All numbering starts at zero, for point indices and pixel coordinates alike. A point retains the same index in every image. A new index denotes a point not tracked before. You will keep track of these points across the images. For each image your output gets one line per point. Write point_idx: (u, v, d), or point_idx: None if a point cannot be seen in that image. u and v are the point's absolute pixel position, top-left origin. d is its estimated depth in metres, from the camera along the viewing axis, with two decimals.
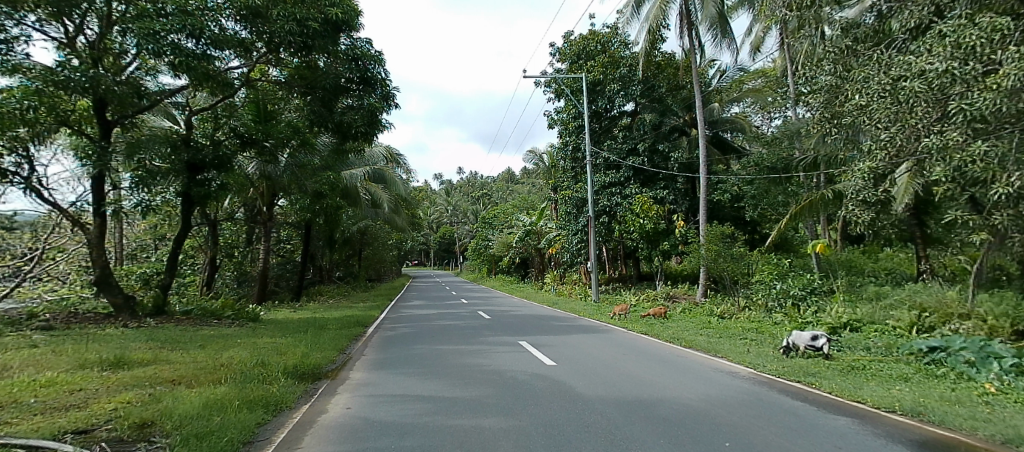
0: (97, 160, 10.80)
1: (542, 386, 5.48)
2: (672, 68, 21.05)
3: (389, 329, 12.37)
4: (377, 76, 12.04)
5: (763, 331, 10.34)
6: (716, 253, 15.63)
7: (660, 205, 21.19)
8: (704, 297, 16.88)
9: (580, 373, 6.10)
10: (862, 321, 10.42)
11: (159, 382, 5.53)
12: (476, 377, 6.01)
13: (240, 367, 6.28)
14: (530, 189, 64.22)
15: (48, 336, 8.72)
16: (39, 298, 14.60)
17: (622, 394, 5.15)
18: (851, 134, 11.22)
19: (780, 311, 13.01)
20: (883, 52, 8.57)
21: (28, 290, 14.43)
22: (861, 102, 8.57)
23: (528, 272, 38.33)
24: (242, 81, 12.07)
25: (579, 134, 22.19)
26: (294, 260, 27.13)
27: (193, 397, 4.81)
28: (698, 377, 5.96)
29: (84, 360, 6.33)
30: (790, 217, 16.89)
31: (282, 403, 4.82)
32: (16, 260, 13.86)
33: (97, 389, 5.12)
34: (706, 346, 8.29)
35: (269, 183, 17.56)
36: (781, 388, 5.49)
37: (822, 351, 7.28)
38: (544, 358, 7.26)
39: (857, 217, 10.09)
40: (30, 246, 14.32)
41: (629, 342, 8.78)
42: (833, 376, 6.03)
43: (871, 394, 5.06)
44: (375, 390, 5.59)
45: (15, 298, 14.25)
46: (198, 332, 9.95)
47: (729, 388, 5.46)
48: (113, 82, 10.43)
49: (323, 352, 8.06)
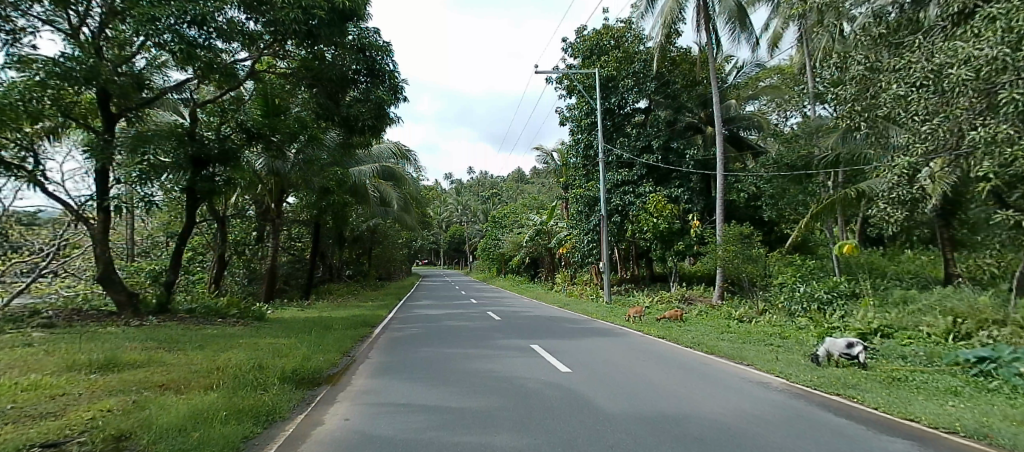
0: (101, 153, 10.54)
1: (559, 397, 5.06)
2: (687, 64, 20.55)
3: (397, 329, 12.04)
4: (385, 68, 11.71)
5: (788, 337, 9.79)
6: (735, 254, 15.06)
7: (675, 204, 20.61)
8: (721, 300, 16.31)
9: (598, 382, 5.69)
10: (894, 327, 9.81)
11: (147, 387, 5.20)
12: (485, 386, 5.60)
13: (236, 371, 5.94)
14: (540, 189, 63.75)
15: (47, 335, 8.44)
16: (55, 294, 14.61)
17: (645, 407, 4.75)
18: (881, 128, 10.64)
19: (804, 315, 12.44)
20: (925, 39, 8.03)
21: (45, 286, 14.55)
22: (901, 93, 8.06)
23: (537, 273, 37.86)
24: (247, 73, 11.79)
25: (591, 131, 21.74)
26: (302, 258, 26.88)
27: (180, 405, 4.47)
28: (727, 388, 5.54)
29: (73, 361, 6.02)
30: (811, 217, 16.15)
31: (276, 412, 4.46)
32: (33, 256, 13.89)
33: (80, 395, 4.79)
34: (731, 352, 7.83)
35: (278, 180, 17.30)
36: (819, 402, 5.06)
37: (857, 360, 6.83)
38: (559, 364, 6.84)
39: (889, 217, 9.41)
40: (46, 242, 14.36)
41: (646, 346, 8.36)
42: (875, 389, 5.54)
43: (925, 412, 4.63)
44: (377, 398, 5.20)
45: (32, 294, 14.40)
46: (199, 332, 9.62)
47: (764, 403, 5.01)
48: (114, 74, 10.17)
49: (324, 354, 7.69)
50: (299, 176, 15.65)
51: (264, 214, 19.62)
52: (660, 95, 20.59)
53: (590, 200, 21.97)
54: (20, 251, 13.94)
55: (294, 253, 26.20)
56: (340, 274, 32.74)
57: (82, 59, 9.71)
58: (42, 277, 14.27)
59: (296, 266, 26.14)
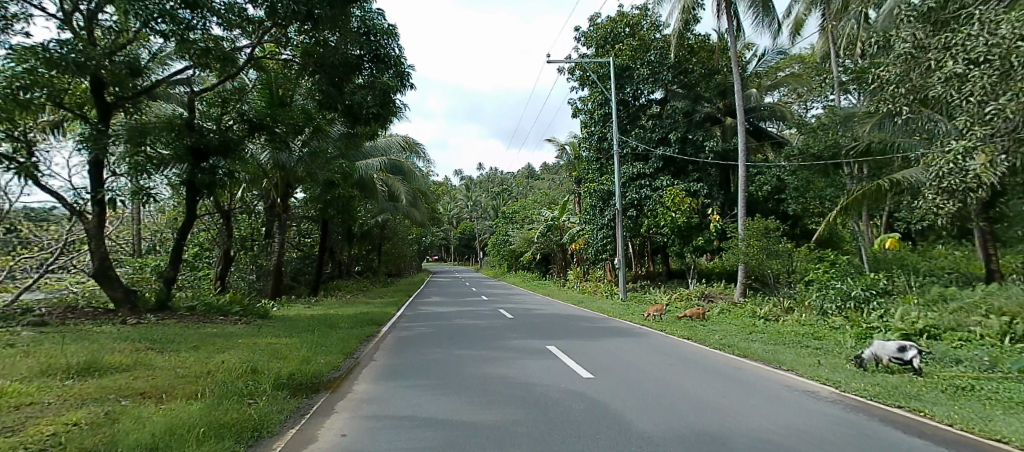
0: (95, 143, 10.08)
1: (584, 411, 4.46)
2: (705, 52, 19.79)
3: (405, 328, 11.51)
4: (390, 53, 11.08)
5: (824, 339, 9.10)
6: (760, 250, 14.24)
7: (694, 198, 19.62)
8: (743, 297, 15.61)
9: (625, 391, 5.08)
10: (942, 327, 9.09)
11: (126, 395, 4.66)
12: (500, 395, 5.03)
13: (225, 377, 5.37)
14: (552, 185, 62.90)
15: (37, 334, 8.02)
16: (68, 289, 14.41)
17: (683, 423, 4.14)
18: (924, 112, 9.87)
19: (839, 314, 11.71)
20: (986, 8, 7.25)
21: (56, 282, 14.34)
22: (959, 70, 7.34)
23: (549, 269, 37.29)
24: (247, 60, 11.31)
25: (605, 123, 21.05)
26: (311, 254, 26.51)
27: (156, 419, 3.90)
28: (772, 399, 4.89)
29: (48, 365, 5.49)
30: (840, 209, 15.28)
31: (263, 428, 3.89)
32: (43, 252, 13.68)
33: (48, 405, 4.26)
34: (767, 356, 7.16)
35: (284, 173, 16.83)
36: (881, 417, 4.41)
37: (911, 365, 6.14)
38: (579, 369, 6.25)
39: (940, 208, 8.70)
40: (56, 238, 14.15)
41: (671, 349, 7.76)
42: (941, 401, 4.84)
43: (1013, 431, 3.95)
44: (380, 410, 4.63)
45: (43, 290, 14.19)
46: (196, 332, 9.09)
47: (820, 419, 4.35)
48: (108, 59, 9.73)
49: (326, 357, 7.13)
50: (305, 168, 15.16)
51: (271, 209, 19.21)
52: (677, 85, 19.91)
53: (603, 194, 21.31)
54: (29, 247, 13.80)
55: (303, 249, 25.82)
56: (350, 271, 32.41)
57: (73, 44, 9.30)
58: (52, 273, 14.06)
59: (305, 262, 25.78)
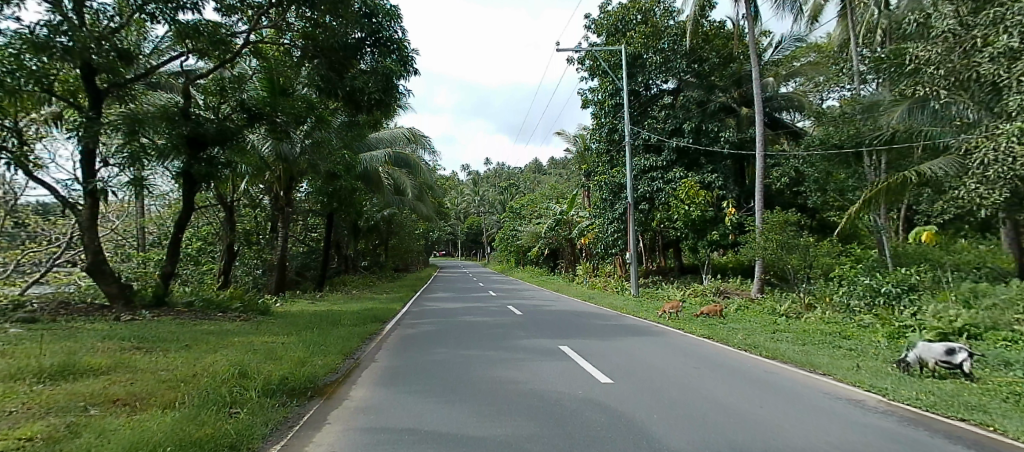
0: (86, 131, 9.67)
1: (604, 424, 3.97)
2: (720, 39, 19.05)
3: (411, 326, 11.04)
4: (393, 36, 10.40)
5: (854, 338, 8.55)
6: (779, 244, 13.53)
7: (709, 190, 18.98)
8: (760, 293, 15.00)
9: (650, 401, 4.57)
10: (983, 326, 8.45)
11: (96, 403, 4.21)
12: (511, 404, 4.55)
13: (209, 381, 4.91)
14: (560, 178, 61.85)
15: (26, 331, 7.69)
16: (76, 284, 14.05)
17: (720, 440, 3.61)
18: (964, 97, 9.17)
19: (867, 312, 11.12)
20: None
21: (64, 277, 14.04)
22: (1014, 45, 7.55)
23: (557, 264, 36.68)
24: (244, 45, 10.86)
25: (616, 113, 20.43)
26: (316, 249, 26.15)
27: (122, 434, 3.43)
28: (816, 411, 4.35)
29: (19, 367, 5.06)
30: (864, 202, 14.52)
31: (241, 445, 3.42)
32: (47, 245, 13.42)
33: (7, 415, 3.81)
34: (799, 358, 6.62)
35: (286, 165, 16.37)
36: (945, 433, 3.86)
37: (959, 369, 5.57)
38: (596, 373, 5.75)
39: (984, 198, 8.22)
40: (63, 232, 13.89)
41: (696, 350, 7.24)
42: (1010, 413, 4.29)
43: None
44: (378, 420, 4.17)
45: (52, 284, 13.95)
46: (190, 330, 8.70)
47: (877, 436, 3.79)
48: (98, 44, 9.31)
49: (324, 358, 6.68)
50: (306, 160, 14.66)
51: (274, 203, 18.80)
52: (691, 75, 19.26)
53: (614, 186, 20.72)
54: (36, 241, 13.62)
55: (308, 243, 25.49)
56: (356, 265, 32.01)
57: (61, 26, 8.81)
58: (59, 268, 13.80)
59: (310, 257, 25.45)
